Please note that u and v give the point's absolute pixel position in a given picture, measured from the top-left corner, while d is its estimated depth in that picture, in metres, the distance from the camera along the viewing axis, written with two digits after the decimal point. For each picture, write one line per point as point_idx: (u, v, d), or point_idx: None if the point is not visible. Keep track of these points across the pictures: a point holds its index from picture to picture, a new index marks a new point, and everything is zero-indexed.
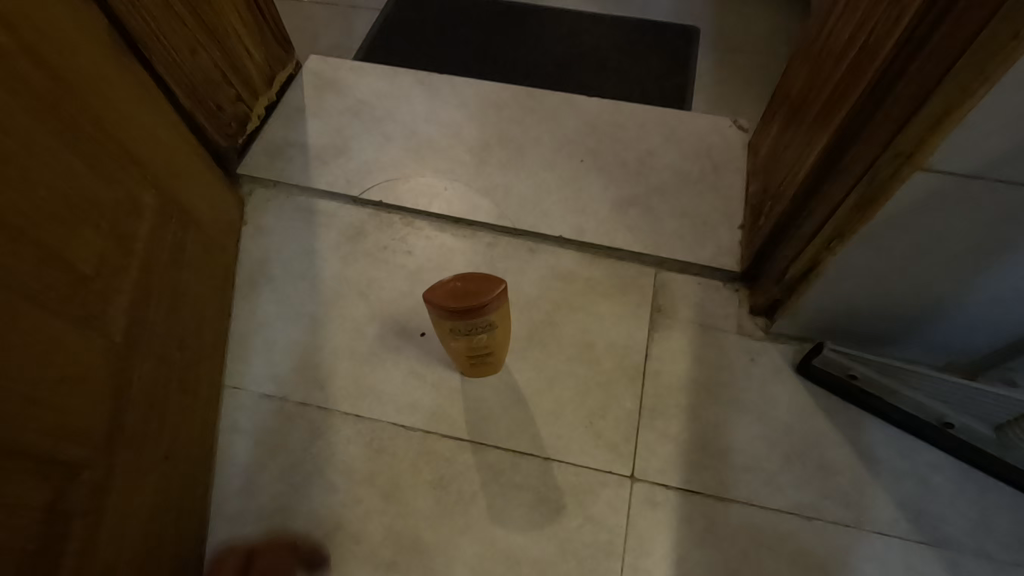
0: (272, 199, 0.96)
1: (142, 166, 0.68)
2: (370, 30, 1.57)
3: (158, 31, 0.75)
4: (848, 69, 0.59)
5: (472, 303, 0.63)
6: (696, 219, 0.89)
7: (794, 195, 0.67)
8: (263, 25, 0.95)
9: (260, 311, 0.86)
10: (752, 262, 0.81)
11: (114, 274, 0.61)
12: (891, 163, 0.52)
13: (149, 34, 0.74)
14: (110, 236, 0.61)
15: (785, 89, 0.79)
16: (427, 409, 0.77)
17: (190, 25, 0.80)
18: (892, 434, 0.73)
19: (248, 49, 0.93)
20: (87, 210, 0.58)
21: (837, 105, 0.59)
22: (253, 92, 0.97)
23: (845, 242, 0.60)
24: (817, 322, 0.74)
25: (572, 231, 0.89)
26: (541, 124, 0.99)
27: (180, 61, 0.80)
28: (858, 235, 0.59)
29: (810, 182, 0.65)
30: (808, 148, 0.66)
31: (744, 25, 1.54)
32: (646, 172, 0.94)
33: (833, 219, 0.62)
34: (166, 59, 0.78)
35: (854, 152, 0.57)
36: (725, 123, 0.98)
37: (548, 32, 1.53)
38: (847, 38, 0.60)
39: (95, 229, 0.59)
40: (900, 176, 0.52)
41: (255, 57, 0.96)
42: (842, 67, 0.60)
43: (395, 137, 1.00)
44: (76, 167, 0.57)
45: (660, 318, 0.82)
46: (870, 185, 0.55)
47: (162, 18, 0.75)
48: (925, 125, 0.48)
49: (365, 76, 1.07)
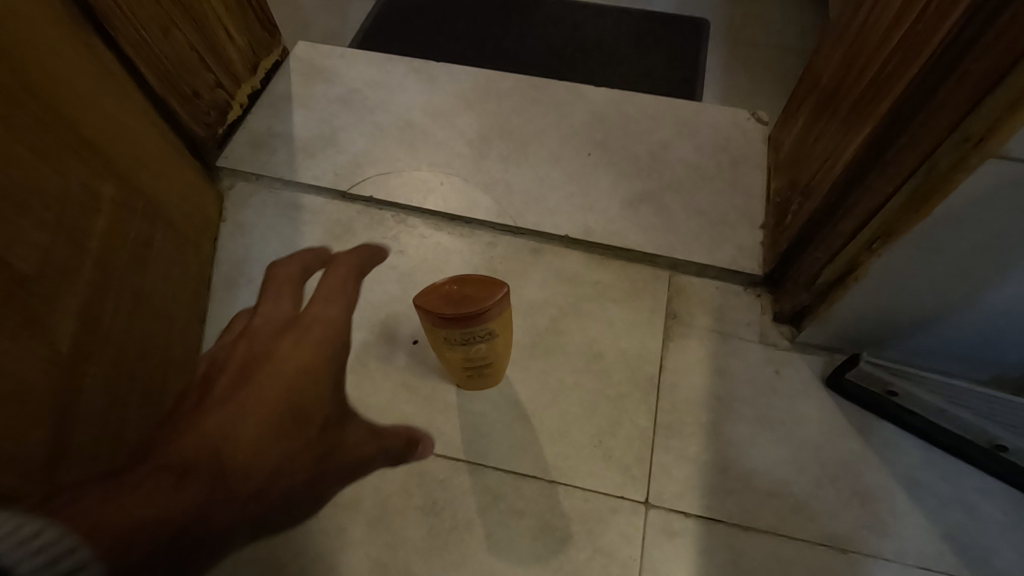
0: (254, 193, 0.88)
1: (101, 155, 0.61)
2: (365, 20, 1.50)
3: (124, 7, 0.68)
4: (898, 46, 0.52)
5: (472, 309, 0.56)
6: (713, 218, 0.82)
7: (830, 190, 0.60)
8: (247, 6, 0.88)
9: (238, 316, 0.79)
10: (777, 265, 0.74)
11: (60, 274, 0.54)
12: (955, 151, 0.45)
13: (115, 9, 0.67)
14: (55, 231, 0.54)
15: (814, 75, 0.72)
16: (419, 425, 0.70)
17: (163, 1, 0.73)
18: (934, 457, 0.66)
19: (229, 31, 0.86)
20: (27, 201, 0.51)
21: (885, 87, 0.52)
22: (234, 78, 0.90)
23: (891, 243, 0.54)
24: (850, 332, 0.67)
25: (579, 230, 0.82)
26: (545, 115, 0.92)
27: (151, 41, 0.73)
28: (908, 235, 0.52)
29: (849, 176, 0.58)
30: (846, 137, 0.59)
31: (756, 17, 1.47)
32: (658, 167, 0.87)
33: (878, 216, 0.54)
34: (133, 37, 0.70)
35: (905, 140, 0.50)
36: (743, 115, 0.91)
37: (550, 23, 1.47)
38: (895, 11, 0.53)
39: (36, 224, 0.52)
40: (966, 165, 0.44)
41: (237, 41, 0.89)
42: (889, 45, 0.53)
43: (388, 128, 0.93)
44: (17, 152, 0.50)
45: (675, 326, 0.75)
46: (926, 177, 0.48)
47: None
48: (1002, 104, 0.41)
49: (357, 63, 1.00)
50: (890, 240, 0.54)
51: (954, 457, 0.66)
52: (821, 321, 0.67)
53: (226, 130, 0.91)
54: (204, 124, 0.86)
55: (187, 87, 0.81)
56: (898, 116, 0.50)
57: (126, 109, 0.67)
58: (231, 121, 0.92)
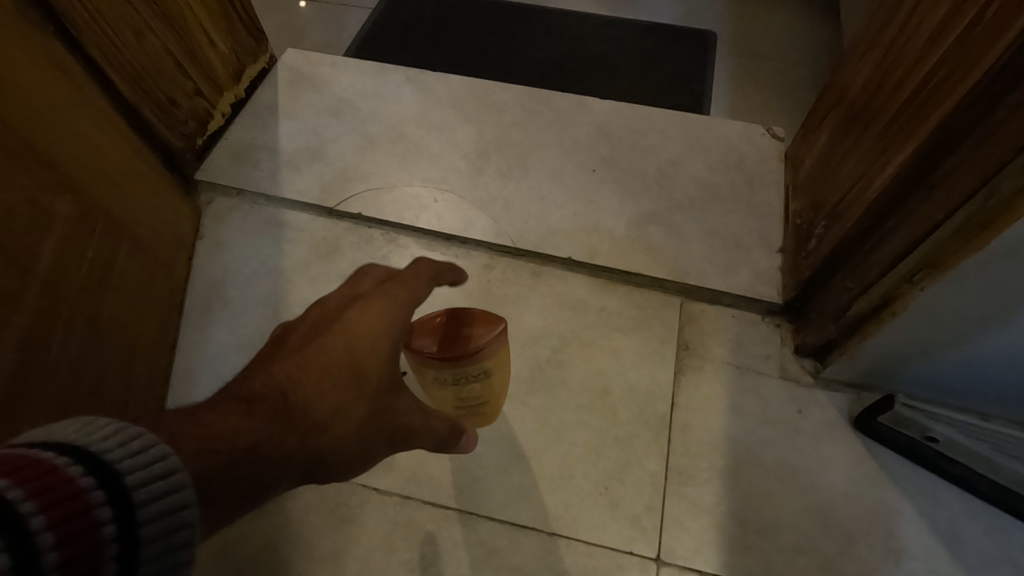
0: (234, 209, 0.82)
1: (55, 168, 0.55)
2: (360, 28, 1.45)
3: (90, 7, 0.63)
4: (946, 58, 0.46)
5: (472, 345, 0.50)
6: (728, 241, 0.76)
7: (864, 215, 0.55)
8: (231, 10, 0.83)
9: (211, 344, 0.73)
10: (798, 294, 0.68)
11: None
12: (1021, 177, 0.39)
13: (79, 9, 0.61)
14: None
15: (840, 89, 0.67)
16: (407, 468, 0.64)
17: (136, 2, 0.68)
18: (977, 509, 0.59)
19: (211, 36, 0.81)
20: None
21: (932, 102, 0.47)
22: (216, 87, 0.85)
23: (937, 276, 0.48)
24: (881, 370, 0.61)
25: (583, 253, 0.76)
26: (547, 128, 0.87)
27: (121, 45, 0.68)
28: (959, 269, 0.46)
29: (888, 200, 0.52)
30: (883, 156, 0.54)
31: (765, 30, 1.43)
32: (668, 185, 0.81)
33: (923, 247, 0.49)
34: (101, 41, 0.65)
35: (957, 161, 0.45)
36: (758, 131, 0.86)
37: (552, 33, 1.42)
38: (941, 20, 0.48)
39: None
40: None
41: (220, 47, 0.83)
42: (935, 57, 0.48)
43: (380, 140, 0.87)
44: None
45: (688, 359, 0.69)
46: (983, 204, 0.43)
47: None
48: None
49: (348, 71, 0.95)
50: (936, 274, 0.48)
51: (1000, 511, 0.59)
52: (849, 358, 0.61)
53: (206, 141, 0.85)
54: (182, 135, 0.80)
55: (162, 95, 0.75)
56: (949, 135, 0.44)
57: (90, 119, 0.61)
58: (212, 132, 0.86)
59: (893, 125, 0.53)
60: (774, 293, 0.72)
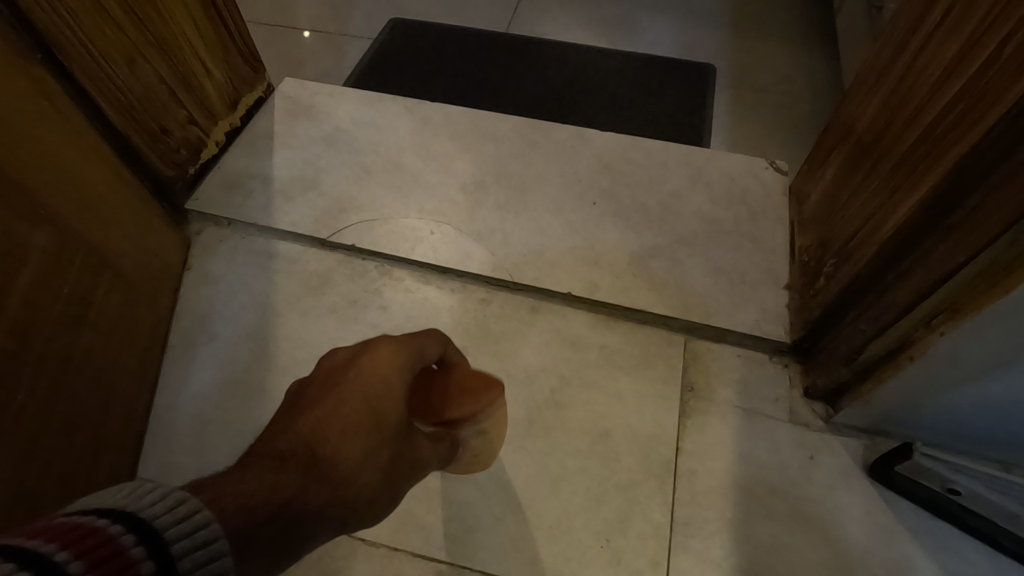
0: (224, 239, 0.80)
1: (35, 199, 0.53)
2: (361, 59, 1.46)
3: (82, 36, 0.62)
4: (961, 95, 0.45)
5: (475, 405, 0.50)
6: (732, 277, 0.74)
7: (877, 254, 0.52)
8: (229, 39, 0.82)
9: (194, 380, 0.70)
10: (807, 334, 0.66)
11: None
12: None
13: (68, 38, 0.61)
14: None
15: (845, 124, 0.66)
16: (397, 516, 0.60)
17: (130, 32, 0.67)
18: (1003, 566, 0.56)
19: (207, 65, 0.80)
20: None
21: (950, 140, 0.45)
22: (211, 115, 0.83)
23: (957, 322, 0.45)
24: (897, 416, 0.58)
25: (583, 288, 0.74)
26: (546, 160, 0.86)
27: (113, 73, 0.66)
28: (981, 315, 0.43)
29: (903, 239, 0.50)
30: (894, 195, 0.52)
31: (764, 63, 1.43)
32: (670, 218, 0.79)
33: (944, 289, 0.46)
34: (90, 68, 0.64)
35: (978, 202, 0.43)
36: (761, 164, 0.84)
37: (551, 65, 1.43)
38: (954, 56, 0.46)
39: None
40: None
41: (217, 75, 0.82)
42: (949, 94, 0.46)
43: (376, 170, 0.85)
44: None
45: (692, 401, 0.66)
46: (1006, 247, 0.41)
47: (88, 19, 0.62)
48: None
49: (346, 100, 0.93)
50: (958, 318, 0.45)
51: None
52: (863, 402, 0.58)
53: (198, 169, 0.84)
54: (173, 163, 0.79)
55: (155, 123, 0.74)
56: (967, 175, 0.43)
57: (74, 148, 0.59)
58: (205, 160, 0.85)
59: (906, 163, 0.51)
60: (781, 333, 0.69)
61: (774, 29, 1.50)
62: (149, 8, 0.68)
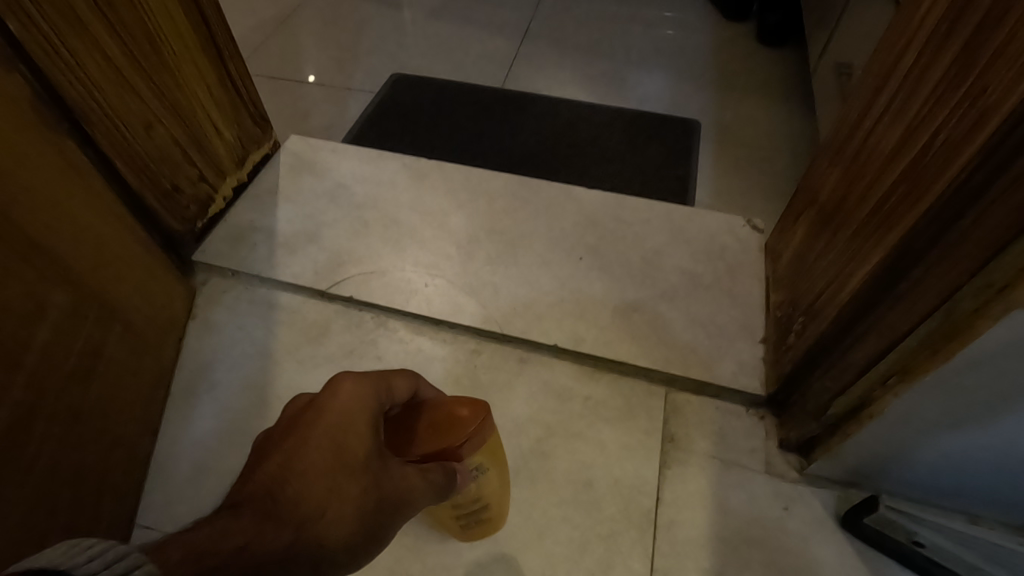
0: (228, 290, 0.84)
1: (57, 261, 0.57)
2: (364, 113, 1.54)
3: (106, 106, 0.67)
4: (903, 176, 0.50)
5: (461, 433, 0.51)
6: (710, 331, 0.78)
7: (836, 318, 0.57)
8: (239, 102, 0.88)
9: (194, 428, 0.72)
10: (781, 388, 0.69)
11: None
12: (977, 296, 0.42)
13: (94, 107, 0.66)
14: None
15: (811, 191, 0.71)
16: (386, 564, 0.62)
17: (149, 99, 0.72)
18: None
19: (218, 126, 0.85)
20: None
21: (895, 217, 0.50)
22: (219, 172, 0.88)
23: (909, 384, 0.49)
24: (863, 469, 0.61)
25: (569, 340, 0.77)
26: (536, 216, 0.91)
27: (131, 137, 0.72)
28: (929, 378, 0.47)
29: (857, 306, 0.54)
30: (850, 263, 0.56)
31: (745, 120, 1.52)
32: (652, 274, 0.84)
33: (893, 350, 0.50)
34: (112, 134, 0.69)
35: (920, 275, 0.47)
36: (739, 222, 0.89)
37: (544, 120, 1.50)
38: (895, 144, 0.52)
39: None
40: (991, 312, 0.41)
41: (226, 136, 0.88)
42: (891, 177, 0.51)
43: (375, 225, 0.90)
44: None
45: (672, 451, 0.69)
46: (945, 316, 0.45)
47: (111, 90, 0.67)
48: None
49: (348, 158, 0.99)
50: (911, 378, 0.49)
51: None
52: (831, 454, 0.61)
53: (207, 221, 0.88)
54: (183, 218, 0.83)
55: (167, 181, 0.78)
56: (909, 250, 0.47)
57: (92, 210, 0.64)
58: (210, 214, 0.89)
59: (859, 234, 0.56)
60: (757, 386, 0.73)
61: (753, 91, 1.59)
62: (166, 78, 0.74)
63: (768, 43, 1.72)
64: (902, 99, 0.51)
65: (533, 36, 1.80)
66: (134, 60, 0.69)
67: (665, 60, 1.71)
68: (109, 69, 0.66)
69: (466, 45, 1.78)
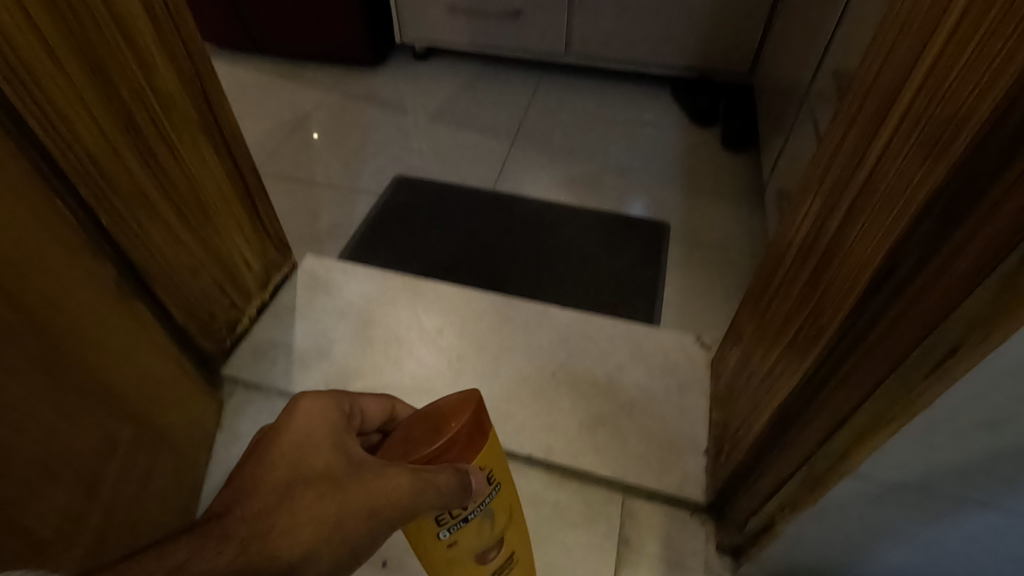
0: (250, 401, 0.98)
1: (127, 406, 0.72)
2: (369, 214, 1.73)
3: (166, 267, 0.84)
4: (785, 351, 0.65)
5: (446, 432, 0.56)
6: (662, 442, 0.91)
7: (745, 454, 0.72)
8: (266, 238, 1.05)
9: None
10: (717, 498, 0.82)
11: (75, 527, 0.63)
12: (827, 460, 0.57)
13: (159, 270, 0.83)
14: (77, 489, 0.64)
15: (739, 328, 0.87)
16: None
17: (196, 254, 0.89)
18: None
19: (248, 262, 1.02)
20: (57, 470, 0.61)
21: (779, 384, 0.65)
22: (246, 298, 1.04)
23: (795, 515, 0.64)
24: (819, 550, 0.67)
25: (542, 450, 0.91)
26: (517, 334, 1.06)
27: (182, 284, 0.88)
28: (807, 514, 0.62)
29: (758, 447, 0.69)
30: (757, 405, 0.71)
31: (710, 223, 1.70)
32: (614, 388, 0.98)
33: (784, 488, 0.65)
34: (168, 287, 0.85)
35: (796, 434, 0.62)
36: (690, 340, 1.04)
37: (531, 223, 1.68)
38: (824, 254, 0.59)
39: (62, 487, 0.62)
40: (835, 474, 0.56)
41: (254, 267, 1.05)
42: (825, 279, 0.58)
43: (379, 341, 1.05)
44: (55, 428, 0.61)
45: (626, 553, 0.82)
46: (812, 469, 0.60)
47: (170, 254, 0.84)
48: (850, 439, 0.53)
49: (357, 277, 1.15)
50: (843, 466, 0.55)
51: None
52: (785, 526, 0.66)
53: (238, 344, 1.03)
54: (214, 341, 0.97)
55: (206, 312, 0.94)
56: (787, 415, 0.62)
57: (145, 350, 0.77)
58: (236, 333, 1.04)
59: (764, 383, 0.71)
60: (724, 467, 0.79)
61: (717, 196, 1.80)
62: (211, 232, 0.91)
63: (732, 149, 1.96)
64: (789, 286, 0.67)
65: (523, 140, 2.01)
66: (187, 219, 0.86)
67: (640, 163, 1.92)
68: (171, 231, 0.83)
69: (462, 148, 1.98)
